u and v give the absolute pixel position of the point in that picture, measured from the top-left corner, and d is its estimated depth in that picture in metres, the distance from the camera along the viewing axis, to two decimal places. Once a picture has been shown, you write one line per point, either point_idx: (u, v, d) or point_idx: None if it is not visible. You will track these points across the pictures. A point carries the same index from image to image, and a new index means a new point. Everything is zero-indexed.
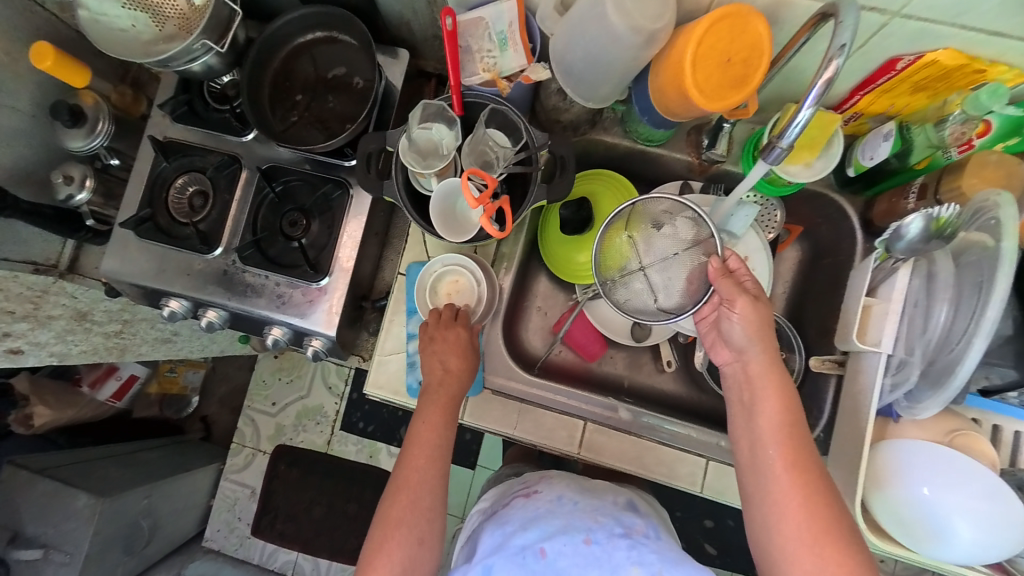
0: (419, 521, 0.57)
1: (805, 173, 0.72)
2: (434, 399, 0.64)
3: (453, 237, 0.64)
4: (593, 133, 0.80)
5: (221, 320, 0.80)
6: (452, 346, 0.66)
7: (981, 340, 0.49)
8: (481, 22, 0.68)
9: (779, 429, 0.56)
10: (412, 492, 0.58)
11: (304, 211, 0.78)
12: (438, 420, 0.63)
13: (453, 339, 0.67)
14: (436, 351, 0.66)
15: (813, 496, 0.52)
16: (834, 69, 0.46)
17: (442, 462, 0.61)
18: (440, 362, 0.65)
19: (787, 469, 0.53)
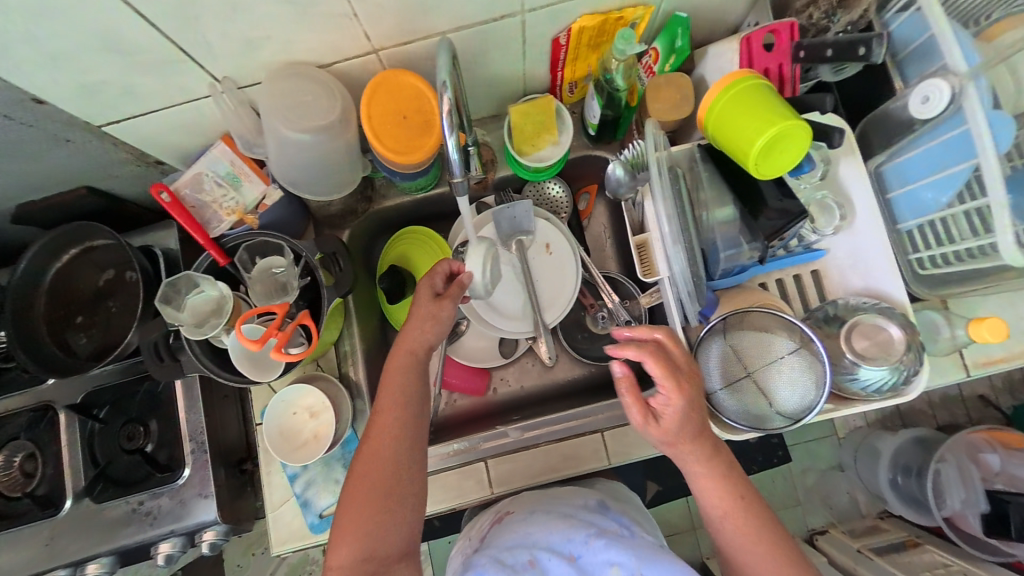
0: (371, 514, 0.54)
1: (555, 153, 0.77)
2: (389, 411, 0.59)
3: (265, 375, 0.66)
4: (375, 207, 0.83)
5: (107, 567, 0.72)
6: (409, 357, 0.61)
7: (676, 246, 0.57)
8: (202, 176, 0.70)
9: (702, 451, 0.55)
10: (351, 539, 0.54)
11: (136, 419, 0.76)
12: (395, 440, 0.58)
13: (421, 321, 0.62)
14: (392, 371, 0.61)
15: (734, 506, 0.54)
16: (449, 101, 0.50)
17: (403, 448, 0.58)
18: (405, 361, 0.61)
19: (718, 493, 0.55)
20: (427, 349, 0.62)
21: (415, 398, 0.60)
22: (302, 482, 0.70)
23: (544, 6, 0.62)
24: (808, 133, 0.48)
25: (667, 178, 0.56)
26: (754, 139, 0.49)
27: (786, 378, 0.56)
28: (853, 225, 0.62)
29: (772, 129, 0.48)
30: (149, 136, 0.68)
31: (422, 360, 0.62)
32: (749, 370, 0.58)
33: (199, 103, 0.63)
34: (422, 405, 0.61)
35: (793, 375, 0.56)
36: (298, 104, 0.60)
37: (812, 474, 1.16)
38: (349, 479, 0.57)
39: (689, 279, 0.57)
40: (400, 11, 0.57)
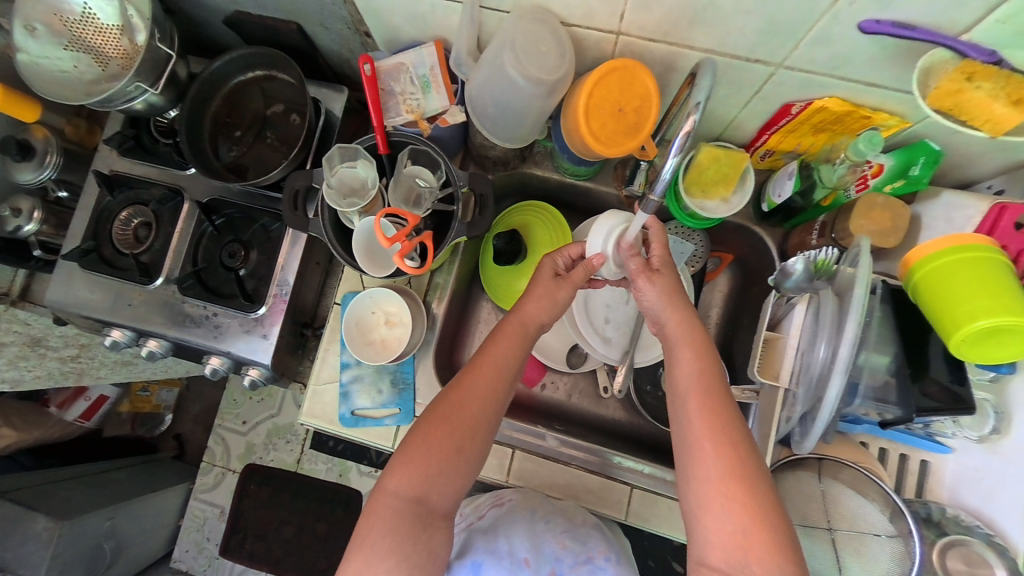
0: (451, 457, 0.57)
1: (721, 210, 0.74)
2: (487, 372, 0.60)
3: (376, 271, 0.68)
4: (524, 167, 0.82)
5: (162, 349, 0.82)
6: (516, 329, 0.63)
7: (838, 376, 0.50)
8: (402, 67, 0.72)
9: (702, 390, 0.55)
10: (412, 477, 0.55)
11: (242, 242, 0.81)
12: (486, 400, 0.59)
13: (539, 297, 0.64)
14: (499, 339, 0.62)
15: (732, 455, 0.51)
16: (693, 124, 0.49)
17: (490, 410, 0.60)
18: (513, 331, 0.63)
19: (705, 430, 0.53)
20: (537, 327, 0.64)
21: (512, 371, 0.61)
22: (351, 375, 0.74)
23: (806, 69, 0.58)
24: None
25: (866, 308, 0.50)
26: (975, 317, 0.47)
27: (869, 554, 0.54)
28: (999, 446, 0.58)
29: (1004, 319, 0.46)
30: (375, 9, 0.70)
31: (529, 333, 0.64)
32: (832, 527, 0.57)
33: (437, 1, 0.64)
34: (513, 381, 0.62)
35: (877, 555, 0.53)
36: (533, 53, 0.60)
37: None
38: (426, 418, 0.58)
39: (831, 414, 0.51)
40: (672, 10, 0.55)
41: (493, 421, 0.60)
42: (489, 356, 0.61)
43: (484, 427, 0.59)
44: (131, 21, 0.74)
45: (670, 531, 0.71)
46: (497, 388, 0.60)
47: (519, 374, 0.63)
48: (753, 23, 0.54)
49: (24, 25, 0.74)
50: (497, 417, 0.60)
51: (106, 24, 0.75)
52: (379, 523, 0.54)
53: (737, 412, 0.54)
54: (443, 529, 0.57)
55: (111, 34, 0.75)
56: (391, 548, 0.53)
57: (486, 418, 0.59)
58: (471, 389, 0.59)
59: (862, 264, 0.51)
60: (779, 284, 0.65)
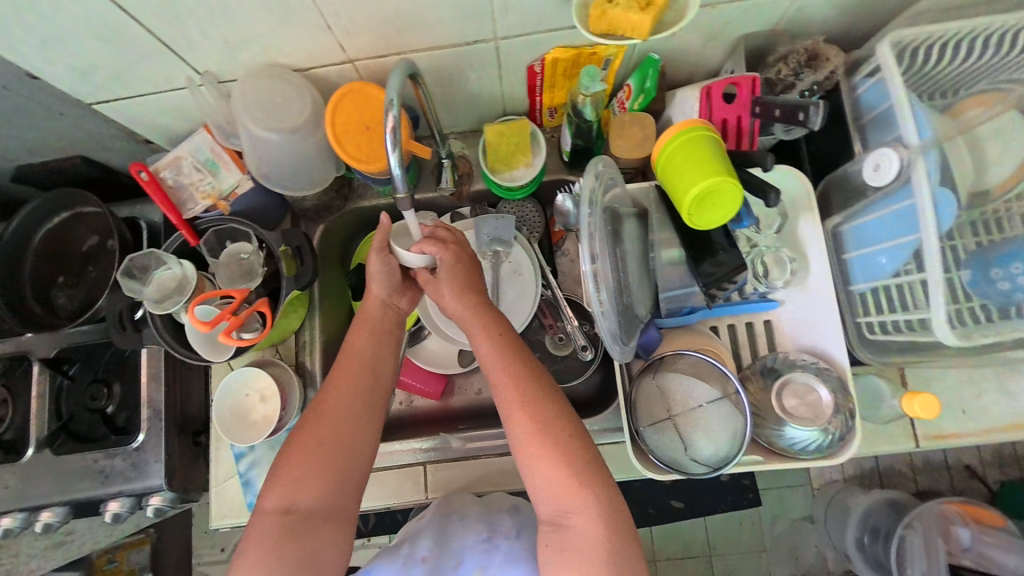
0: (321, 455, 0.58)
1: (528, 174, 0.79)
2: (345, 367, 0.63)
3: (216, 356, 0.69)
4: (351, 205, 0.85)
5: (59, 516, 0.77)
6: (366, 321, 0.66)
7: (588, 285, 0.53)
8: (184, 159, 0.73)
9: (500, 363, 0.60)
10: (281, 486, 0.57)
11: (103, 379, 0.80)
12: (346, 393, 0.61)
13: (375, 279, 0.67)
14: (354, 334, 0.65)
15: (534, 422, 0.57)
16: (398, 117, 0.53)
17: (353, 402, 0.61)
18: (364, 324, 0.66)
19: (512, 401, 0.58)
20: (381, 305, 0.67)
21: (371, 360, 0.64)
22: (247, 462, 0.74)
23: (518, 34, 0.64)
24: (739, 193, 0.52)
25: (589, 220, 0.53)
26: (690, 188, 0.52)
27: (714, 422, 0.59)
28: (807, 283, 0.65)
29: (704, 181, 0.51)
30: (135, 117, 0.72)
31: (378, 321, 0.67)
32: (672, 413, 0.60)
33: (182, 92, 0.67)
34: (378, 368, 0.64)
35: (716, 421, 0.59)
36: (276, 106, 0.63)
37: (781, 523, 1.20)
38: (296, 427, 0.60)
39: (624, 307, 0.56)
40: (375, 28, 0.60)
41: (366, 411, 0.62)
42: (347, 351, 0.64)
43: (352, 420, 0.60)
44: None
45: None
46: (359, 382, 0.62)
47: (379, 365, 0.65)
48: (445, 13, 0.59)
49: None
50: (368, 407, 0.62)
51: None
52: (253, 539, 0.55)
53: (535, 377, 0.59)
54: (328, 533, 0.57)
55: None
56: (264, 562, 0.54)
57: (353, 411, 0.61)
58: (331, 388, 0.61)
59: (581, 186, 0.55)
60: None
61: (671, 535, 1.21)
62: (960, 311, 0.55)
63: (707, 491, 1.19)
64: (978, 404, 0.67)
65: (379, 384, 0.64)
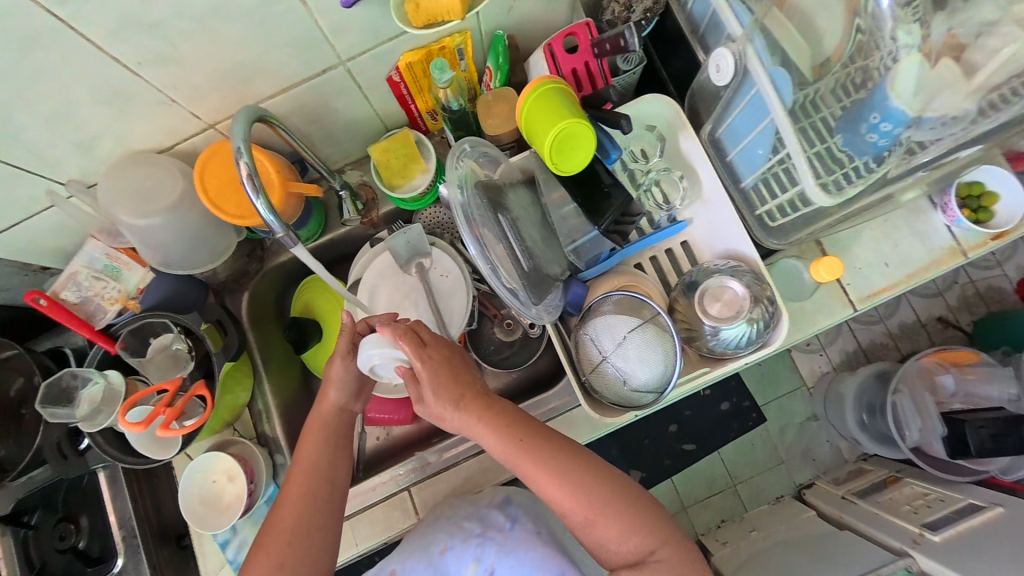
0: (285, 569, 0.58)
1: (426, 179, 0.81)
2: (296, 480, 0.63)
3: (163, 453, 0.68)
4: (268, 263, 0.84)
5: None
6: (317, 427, 0.66)
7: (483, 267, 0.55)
8: (80, 271, 0.72)
9: (519, 449, 0.58)
10: None
11: (68, 516, 0.77)
12: (300, 504, 0.61)
13: (330, 384, 0.67)
14: (305, 443, 0.65)
15: (570, 486, 0.58)
16: (246, 166, 0.52)
17: (308, 512, 0.61)
18: (314, 431, 0.66)
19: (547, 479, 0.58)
20: (336, 410, 0.67)
21: (325, 468, 0.64)
22: (233, 547, 0.73)
23: (362, 51, 0.64)
24: (591, 131, 0.55)
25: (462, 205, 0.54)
26: (547, 138, 0.55)
27: (647, 350, 0.60)
28: (703, 195, 0.67)
29: (555, 127, 0.54)
30: (19, 247, 0.70)
31: (330, 424, 0.66)
32: (605, 354, 0.61)
33: (54, 207, 0.66)
34: (331, 471, 0.64)
35: (647, 349, 0.60)
36: (148, 189, 0.63)
37: (791, 431, 1.18)
38: (252, 552, 0.60)
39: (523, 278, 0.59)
40: (219, 86, 0.61)
41: (322, 515, 0.62)
42: (297, 462, 0.64)
43: (310, 527, 0.60)
44: None
45: None
46: (314, 489, 0.62)
47: (337, 468, 0.65)
48: (280, 52, 0.60)
49: None
50: (322, 509, 0.62)
51: None
52: None
53: (555, 448, 0.59)
54: None
55: None
56: None
57: (310, 518, 0.61)
58: (282, 501, 0.62)
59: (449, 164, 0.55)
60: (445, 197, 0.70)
61: (692, 477, 1.18)
62: (835, 177, 0.55)
63: (713, 421, 1.19)
64: (897, 253, 0.70)
65: (334, 485, 0.64)
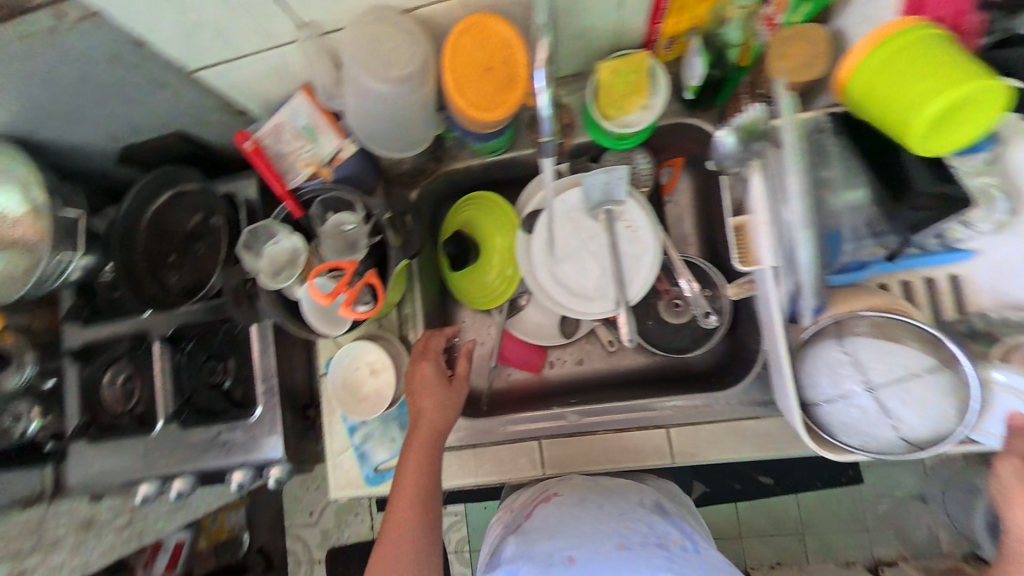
0: None
1: (646, 118, 0.69)
2: (403, 495, 0.62)
3: (334, 330, 0.67)
4: (444, 167, 0.79)
5: (189, 485, 0.80)
6: (417, 439, 0.65)
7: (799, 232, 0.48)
8: (282, 126, 0.69)
9: None
10: None
11: (218, 355, 0.82)
12: (411, 524, 0.60)
13: (428, 393, 0.67)
14: (406, 456, 0.64)
15: None
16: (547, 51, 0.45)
17: (419, 533, 0.60)
18: (416, 443, 0.65)
19: None
20: (438, 421, 0.66)
21: (427, 483, 0.63)
22: (360, 435, 0.74)
23: None
24: (1003, 94, 0.44)
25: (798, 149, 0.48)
26: (931, 106, 0.45)
27: (923, 396, 0.51)
28: None
29: (956, 92, 0.44)
30: (234, 84, 0.68)
31: (431, 434, 0.66)
32: (871, 385, 0.53)
33: (283, 50, 0.62)
34: (435, 490, 0.64)
35: (924, 392, 0.51)
36: (386, 51, 0.57)
37: (883, 502, 1.06)
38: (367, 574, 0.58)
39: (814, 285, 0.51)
40: None
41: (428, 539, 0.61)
42: (400, 477, 0.64)
43: (419, 547, 0.60)
44: (38, 200, 0.74)
45: (720, 456, 0.68)
46: (421, 507, 0.62)
47: (435, 483, 0.64)
48: None
49: None
50: (430, 531, 0.61)
51: (16, 213, 0.75)
52: None
53: None
54: None
55: (21, 222, 0.76)
56: None
57: (420, 541, 0.60)
58: (394, 520, 0.61)
59: (785, 111, 0.49)
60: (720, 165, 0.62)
61: (760, 508, 1.10)
62: None
63: (802, 462, 1.09)
64: None
65: (437, 503, 0.63)
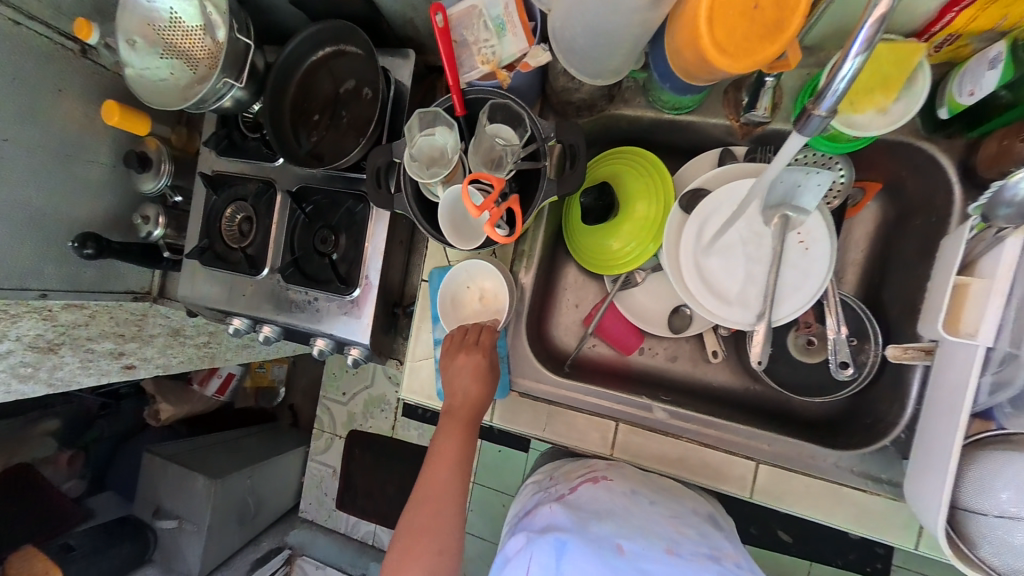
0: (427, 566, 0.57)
1: (877, 124, 0.58)
2: (436, 467, 0.65)
3: (463, 244, 0.65)
4: (613, 109, 0.71)
5: (275, 333, 0.87)
6: (455, 416, 0.67)
7: None
8: (475, 11, 0.64)
9: None
10: None
11: (332, 227, 0.83)
12: (439, 498, 0.62)
13: (469, 374, 0.67)
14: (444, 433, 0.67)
15: None
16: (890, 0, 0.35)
17: (447, 505, 0.61)
18: (454, 418, 0.67)
19: None
20: (476, 403, 0.68)
21: (458, 459, 0.65)
22: None
23: None
24: None
25: None
26: None
27: None
28: None
29: None
30: None
31: (466, 414, 0.67)
32: None
33: None
34: (465, 469, 0.65)
35: None
36: None
37: None
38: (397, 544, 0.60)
39: None
40: None
41: (454, 513, 0.61)
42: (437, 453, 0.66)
43: (446, 521, 0.60)
44: (211, 18, 0.75)
45: (808, 512, 0.66)
46: (451, 483, 0.63)
47: (466, 462, 0.66)
48: None
49: (127, 40, 0.79)
50: (455, 508, 0.62)
51: (191, 27, 0.77)
52: None
53: None
54: None
55: (195, 36, 0.77)
56: None
57: (448, 514, 0.61)
58: (425, 493, 0.62)
59: None
60: (987, 215, 0.47)
61: (769, 560, 1.06)
62: None
63: (831, 533, 1.02)
64: None
65: (465, 482, 0.65)
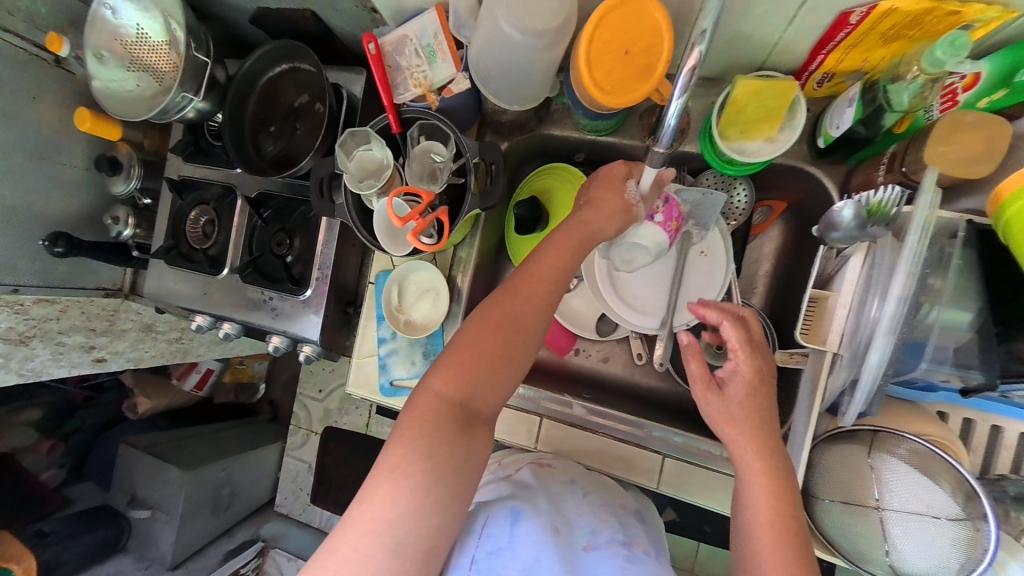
0: (443, 427, 0.55)
1: (765, 150, 0.64)
2: (484, 336, 0.58)
3: (395, 250, 0.72)
4: (542, 129, 0.78)
5: (235, 330, 0.92)
6: (528, 287, 0.60)
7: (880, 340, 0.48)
8: (406, 39, 0.70)
9: None
10: (401, 454, 0.54)
11: (287, 230, 0.89)
12: (471, 367, 0.58)
13: (556, 248, 0.60)
14: (505, 293, 0.60)
15: None
16: (698, 56, 0.42)
17: (483, 380, 0.58)
18: (529, 291, 0.60)
19: None
20: (557, 287, 0.61)
21: (516, 339, 0.59)
22: (387, 348, 0.81)
23: None
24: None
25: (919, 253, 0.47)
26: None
27: None
28: None
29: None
30: None
31: (549, 294, 0.60)
32: None
33: None
34: (519, 353, 0.60)
35: None
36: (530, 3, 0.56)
37: None
38: (414, 401, 0.58)
39: (873, 380, 0.50)
40: None
41: (487, 389, 0.58)
42: (488, 316, 0.59)
43: (477, 392, 0.58)
44: (174, 34, 0.80)
45: (709, 502, 0.73)
46: (495, 356, 0.58)
47: (521, 352, 0.60)
48: None
49: (96, 54, 0.84)
50: (495, 385, 0.59)
51: (155, 42, 0.82)
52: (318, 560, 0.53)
53: None
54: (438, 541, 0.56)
55: (159, 50, 0.82)
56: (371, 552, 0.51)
57: (479, 386, 0.58)
58: (461, 354, 0.58)
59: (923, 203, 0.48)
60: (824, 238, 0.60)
61: (716, 556, 1.12)
62: None
63: None
64: None
65: (515, 364, 0.60)
